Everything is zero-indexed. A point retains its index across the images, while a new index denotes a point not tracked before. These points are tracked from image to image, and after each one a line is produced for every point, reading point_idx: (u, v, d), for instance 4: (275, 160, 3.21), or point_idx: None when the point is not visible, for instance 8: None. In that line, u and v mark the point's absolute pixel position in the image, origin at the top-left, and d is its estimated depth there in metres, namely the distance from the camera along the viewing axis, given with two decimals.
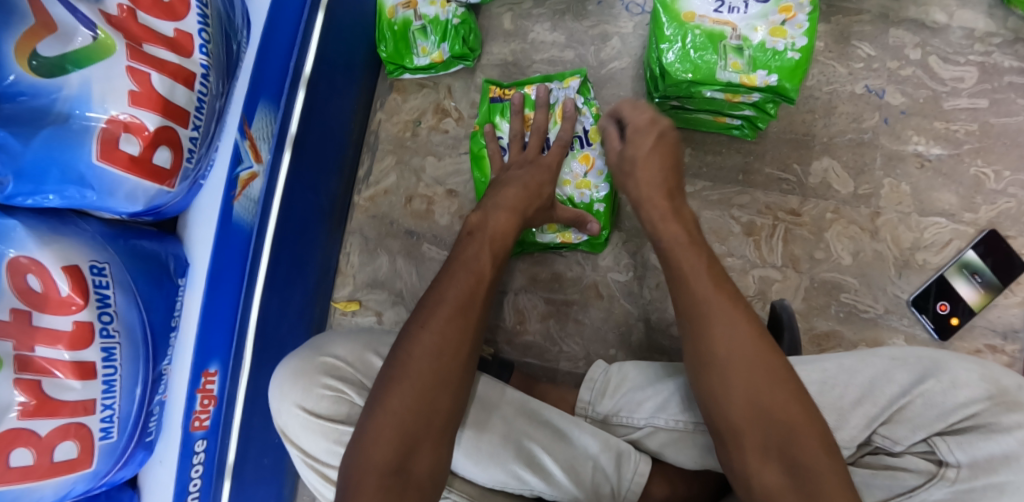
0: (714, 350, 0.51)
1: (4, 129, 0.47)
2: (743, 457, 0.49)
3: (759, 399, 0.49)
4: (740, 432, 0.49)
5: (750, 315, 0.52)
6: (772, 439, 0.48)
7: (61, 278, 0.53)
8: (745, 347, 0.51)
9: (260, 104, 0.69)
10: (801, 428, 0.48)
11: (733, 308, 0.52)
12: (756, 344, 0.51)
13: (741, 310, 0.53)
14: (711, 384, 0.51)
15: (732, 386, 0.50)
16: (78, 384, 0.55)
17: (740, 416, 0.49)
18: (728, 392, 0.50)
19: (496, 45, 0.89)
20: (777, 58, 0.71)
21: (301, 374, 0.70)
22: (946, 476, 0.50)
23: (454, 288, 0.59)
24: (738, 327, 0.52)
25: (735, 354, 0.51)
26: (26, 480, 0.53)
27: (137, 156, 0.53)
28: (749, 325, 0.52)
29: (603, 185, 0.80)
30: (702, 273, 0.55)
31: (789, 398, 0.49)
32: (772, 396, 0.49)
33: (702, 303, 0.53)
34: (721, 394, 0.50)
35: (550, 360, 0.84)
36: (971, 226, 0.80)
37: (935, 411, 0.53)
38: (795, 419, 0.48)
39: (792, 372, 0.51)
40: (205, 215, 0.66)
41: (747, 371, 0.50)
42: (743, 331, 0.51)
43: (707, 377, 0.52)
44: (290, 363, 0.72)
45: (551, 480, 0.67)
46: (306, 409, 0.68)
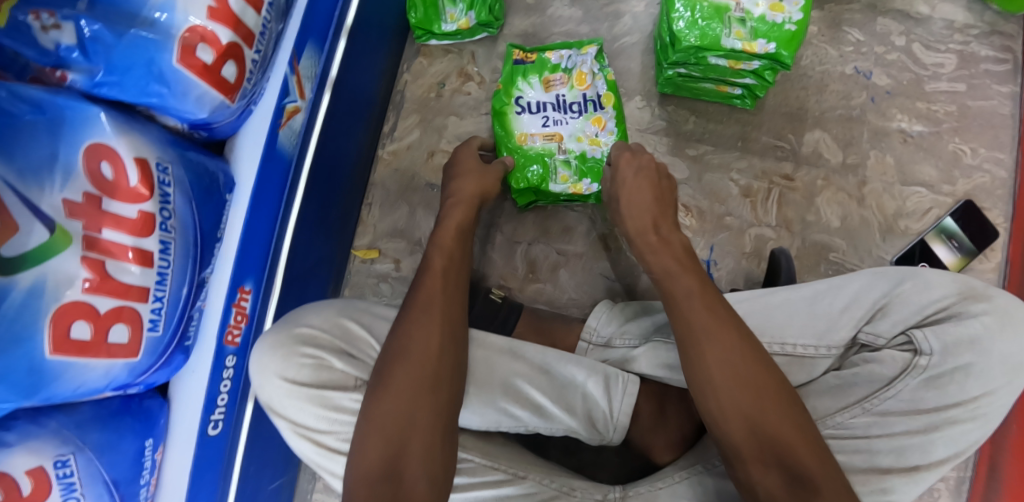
0: (715, 377, 0.59)
1: (101, 24, 0.54)
2: (746, 469, 0.57)
3: (753, 419, 0.57)
4: (739, 449, 0.57)
5: (738, 338, 0.60)
6: (768, 452, 0.56)
7: (132, 169, 0.59)
8: (744, 374, 0.58)
9: (308, 43, 0.75)
10: (796, 442, 0.56)
11: (726, 345, 0.60)
12: (753, 371, 0.59)
13: (737, 334, 0.60)
14: (712, 410, 0.59)
15: (730, 409, 0.58)
16: (136, 269, 0.60)
17: (737, 436, 0.57)
18: (723, 415, 0.58)
19: (518, 17, 0.96)
20: (776, 30, 0.79)
21: (278, 346, 0.70)
22: (920, 365, 0.61)
23: (418, 310, 0.70)
24: (729, 352, 0.60)
25: (727, 378, 0.59)
26: (84, 354, 0.58)
27: (209, 64, 0.60)
28: (747, 349, 0.60)
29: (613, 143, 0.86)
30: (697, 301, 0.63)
31: (784, 415, 0.57)
32: (768, 416, 0.57)
33: (697, 329, 0.61)
34: (721, 418, 0.59)
35: (557, 306, 0.90)
36: (949, 197, 0.87)
37: (911, 308, 0.64)
38: (789, 434, 0.56)
39: (783, 390, 0.58)
40: (251, 140, 0.72)
41: (735, 394, 0.58)
42: (743, 359, 0.59)
43: (704, 399, 0.60)
44: (266, 337, 0.71)
45: (544, 413, 0.74)
46: (288, 379, 0.68)
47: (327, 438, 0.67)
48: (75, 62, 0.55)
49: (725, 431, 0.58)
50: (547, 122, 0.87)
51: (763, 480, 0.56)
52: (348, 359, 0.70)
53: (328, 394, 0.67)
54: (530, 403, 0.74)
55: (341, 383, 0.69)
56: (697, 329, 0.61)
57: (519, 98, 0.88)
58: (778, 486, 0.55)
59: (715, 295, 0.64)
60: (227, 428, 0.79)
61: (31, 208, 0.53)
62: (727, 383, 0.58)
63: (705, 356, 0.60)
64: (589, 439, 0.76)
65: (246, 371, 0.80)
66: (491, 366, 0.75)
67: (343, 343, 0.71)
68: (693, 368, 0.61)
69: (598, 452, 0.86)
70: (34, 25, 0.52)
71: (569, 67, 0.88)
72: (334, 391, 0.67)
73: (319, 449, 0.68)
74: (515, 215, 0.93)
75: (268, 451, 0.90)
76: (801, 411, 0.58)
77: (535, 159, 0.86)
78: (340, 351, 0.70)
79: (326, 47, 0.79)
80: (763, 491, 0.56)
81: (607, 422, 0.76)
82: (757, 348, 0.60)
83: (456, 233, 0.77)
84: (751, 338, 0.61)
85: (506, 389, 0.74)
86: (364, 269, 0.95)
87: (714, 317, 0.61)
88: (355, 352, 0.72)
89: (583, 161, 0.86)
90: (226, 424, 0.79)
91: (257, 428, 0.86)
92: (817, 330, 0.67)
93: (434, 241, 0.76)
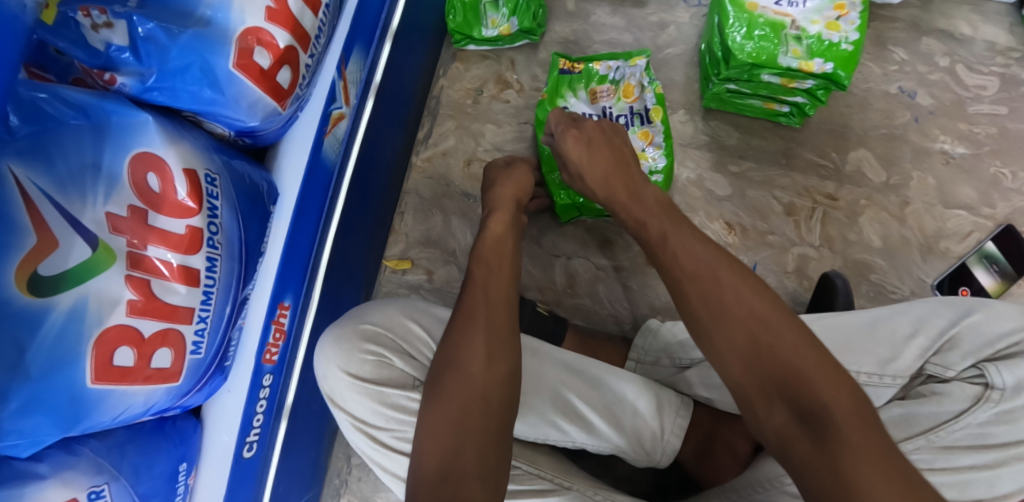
0: (699, 314, 0.56)
1: (155, 22, 0.49)
2: (755, 411, 0.52)
3: (751, 353, 0.53)
4: (745, 389, 0.53)
5: (729, 272, 0.57)
6: (773, 386, 0.51)
7: (181, 181, 0.55)
8: (733, 310, 0.55)
9: (356, 46, 0.72)
10: (804, 368, 0.51)
11: (702, 282, 0.57)
12: (743, 304, 0.55)
13: (724, 264, 0.57)
14: (708, 350, 0.56)
15: (725, 348, 0.54)
16: (183, 289, 0.56)
17: (740, 376, 0.53)
18: (723, 359, 0.54)
19: (559, 24, 0.95)
20: (832, 50, 0.77)
21: (343, 340, 0.74)
22: (991, 398, 0.59)
23: (464, 318, 0.69)
24: (721, 289, 0.56)
25: (718, 314, 0.55)
26: (125, 382, 0.53)
27: (265, 69, 0.55)
28: (742, 283, 0.56)
29: (661, 158, 0.84)
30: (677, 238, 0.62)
31: (792, 343, 0.52)
32: (768, 345, 0.52)
33: (679, 272, 0.59)
34: (716, 361, 0.55)
35: (597, 322, 0.89)
36: (990, 220, 0.87)
37: (981, 340, 0.63)
38: (794, 362, 0.51)
39: (792, 319, 0.54)
40: (297, 145, 0.68)
41: (731, 329, 0.54)
42: (732, 293, 0.55)
43: (701, 341, 0.56)
44: (331, 331, 0.76)
45: (591, 429, 0.73)
46: (350, 373, 0.73)
47: (382, 433, 0.72)
48: (125, 64, 0.50)
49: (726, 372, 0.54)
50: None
51: (773, 419, 0.51)
52: (409, 359, 0.75)
53: (388, 391, 0.71)
54: (579, 418, 0.73)
55: (401, 382, 0.73)
56: (680, 273, 0.59)
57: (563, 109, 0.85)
58: (787, 421, 0.50)
59: (690, 232, 0.63)
60: (261, 450, 0.75)
61: (72, 221, 0.48)
62: (713, 321, 0.55)
63: (687, 294, 0.58)
64: (635, 458, 0.75)
65: (280, 390, 0.77)
66: (546, 378, 0.75)
67: (403, 342, 0.76)
68: (684, 314, 0.58)
69: (638, 473, 0.84)
70: (84, 23, 0.48)
71: (617, 78, 0.86)
72: (393, 388, 0.71)
73: (374, 442, 0.72)
74: (554, 227, 0.92)
75: (296, 468, 0.86)
76: (811, 336, 0.53)
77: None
78: (401, 351, 0.75)
79: (372, 50, 0.75)
80: (774, 428, 0.51)
81: (656, 445, 0.76)
82: (752, 279, 0.56)
83: (495, 242, 0.77)
84: (743, 270, 0.57)
85: (557, 403, 0.73)
86: (394, 280, 0.92)
87: (698, 258, 0.59)
88: (414, 352, 0.76)
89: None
90: (260, 446, 0.75)
91: (289, 445, 0.83)
92: (881, 357, 0.66)
93: (474, 254, 0.76)
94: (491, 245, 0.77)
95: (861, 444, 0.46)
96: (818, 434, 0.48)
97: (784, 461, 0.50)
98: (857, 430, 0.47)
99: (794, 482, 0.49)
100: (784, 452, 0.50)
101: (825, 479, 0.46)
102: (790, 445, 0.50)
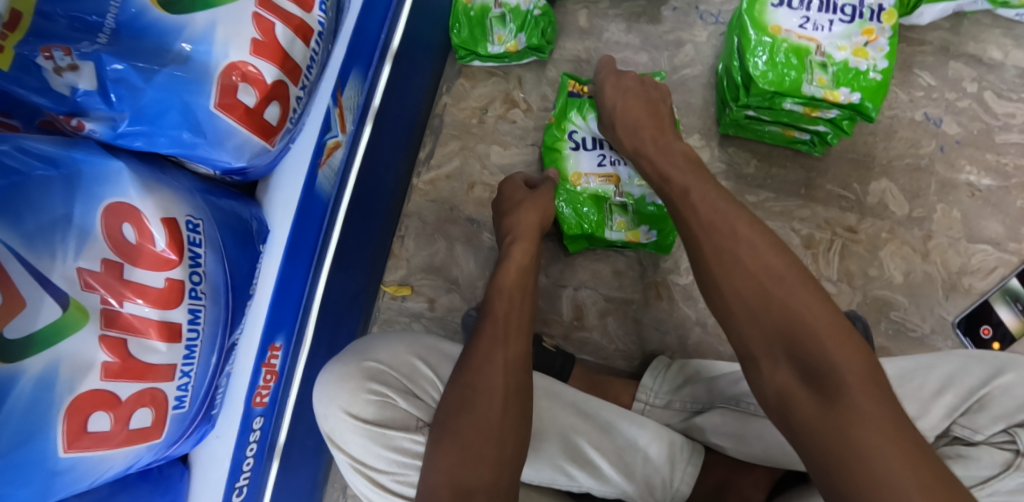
0: (713, 269, 0.55)
1: (125, 62, 0.45)
2: (758, 372, 0.50)
3: (761, 310, 0.51)
4: (750, 347, 0.51)
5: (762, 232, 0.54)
6: (780, 343, 0.49)
7: (159, 231, 0.50)
8: (748, 264, 0.53)
9: (353, 70, 0.66)
10: (816, 327, 0.48)
11: (719, 234, 0.56)
12: (758, 259, 0.53)
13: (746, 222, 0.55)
14: (718, 301, 0.54)
15: (734, 300, 0.52)
16: (163, 346, 0.51)
17: (748, 335, 0.51)
18: (734, 319, 0.52)
19: (570, 40, 0.90)
20: (860, 79, 0.73)
21: (346, 378, 0.70)
22: (1022, 465, 0.56)
23: (480, 357, 0.65)
24: (743, 247, 0.54)
25: (730, 271, 0.53)
26: (102, 446, 0.49)
27: (252, 107, 0.51)
28: (758, 240, 0.54)
29: None
30: (699, 197, 0.59)
31: (804, 301, 0.49)
32: (779, 301, 0.50)
33: (698, 231, 0.57)
34: (723, 316, 0.53)
35: (605, 358, 0.85)
36: (1015, 255, 0.83)
37: (1015, 402, 0.59)
38: (805, 319, 0.49)
39: (811, 281, 0.51)
40: (289, 179, 0.63)
41: (742, 286, 0.52)
42: (745, 248, 0.53)
43: (714, 299, 0.54)
44: (333, 367, 0.72)
45: (599, 474, 0.70)
46: (351, 414, 0.68)
47: (384, 476, 0.67)
48: (95, 109, 0.46)
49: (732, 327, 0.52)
50: (604, 161, 0.81)
51: (774, 377, 0.49)
52: (413, 400, 0.70)
53: (390, 434, 0.67)
54: (587, 463, 0.70)
55: (404, 423, 0.68)
56: (698, 222, 0.58)
57: (572, 132, 0.83)
58: (790, 379, 0.48)
59: (715, 189, 0.60)
60: (251, 494, 0.71)
61: (41, 279, 0.44)
62: (725, 273, 0.53)
63: (704, 248, 0.56)
64: None
65: (273, 431, 0.72)
66: (558, 421, 0.72)
67: (410, 382, 0.71)
68: (698, 268, 0.57)
69: None
70: (46, 66, 0.43)
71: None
72: (396, 431, 0.67)
73: (375, 486, 0.67)
74: (562, 257, 0.87)
75: None
76: (822, 293, 0.50)
77: (589, 200, 0.81)
78: (405, 391, 0.70)
79: (370, 74, 0.70)
80: (773, 387, 0.49)
81: (666, 494, 0.72)
82: (771, 236, 0.54)
83: (518, 273, 0.73)
84: (763, 233, 0.54)
85: (567, 448, 0.70)
86: (394, 307, 0.87)
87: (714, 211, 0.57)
88: (419, 391, 0.71)
89: (641, 207, 0.80)
90: (250, 489, 0.71)
91: (282, 484, 0.79)
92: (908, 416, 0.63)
93: (494, 284, 0.72)
94: (509, 274, 0.73)
95: (870, 411, 0.44)
96: (826, 395, 0.45)
97: (783, 421, 0.48)
98: (865, 392, 0.45)
99: (793, 442, 0.46)
100: (784, 414, 0.48)
101: (827, 443, 0.44)
102: (792, 404, 0.47)
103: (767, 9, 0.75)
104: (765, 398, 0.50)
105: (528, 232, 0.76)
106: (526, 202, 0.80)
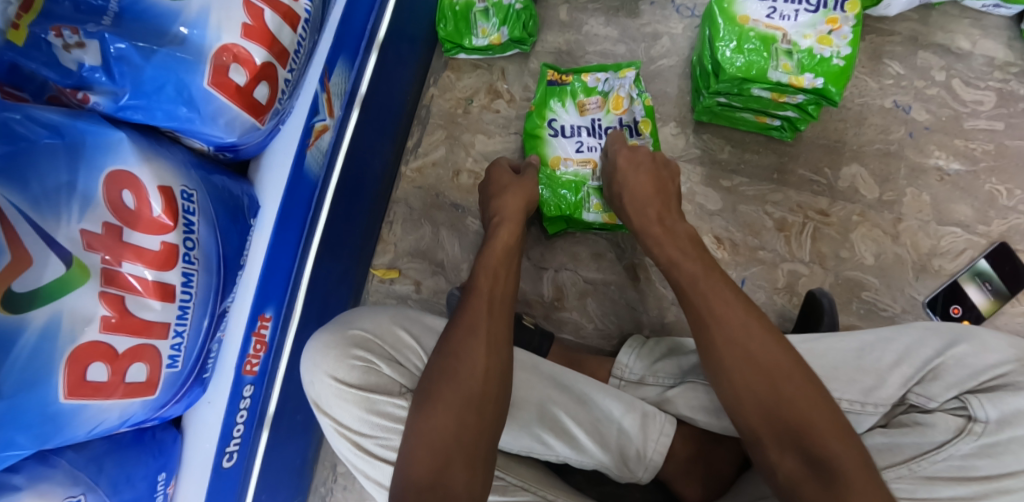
0: (723, 360, 0.60)
1: (127, 42, 0.49)
2: (765, 455, 0.56)
3: (767, 401, 0.57)
4: (757, 432, 0.57)
5: (764, 323, 0.60)
6: (785, 433, 0.55)
7: (156, 198, 0.55)
8: (754, 353, 0.59)
9: (340, 59, 0.71)
10: (815, 418, 0.54)
11: (728, 324, 0.61)
12: (763, 349, 0.59)
13: (751, 313, 0.61)
14: (728, 391, 0.59)
15: (746, 393, 0.58)
16: (158, 305, 0.55)
17: (755, 420, 0.57)
18: (742, 405, 0.58)
19: (552, 34, 0.94)
20: (823, 64, 0.76)
21: (332, 346, 0.74)
22: (973, 431, 0.58)
23: (464, 329, 0.69)
24: (748, 334, 0.60)
25: (737, 359, 0.59)
26: (100, 397, 0.53)
27: (242, 86, 0.55)
28: (762, 338, 0.59)
29: None
30: (703, 285, 0.65)
31: (802, 393, 0.56)
32: (783, 394, 0.56)
33: (706, 316, 0.62)
34: (733, 405, 0.59)
35: (584, 337, 0.88)
36: (984, 238, 0.86)
37: (966, 371, 0.61)
38: (807, 413, 0.55)
39: (809, 374, 0.57)
40: (279, 160, 0.68)
41: (749, 374, 0.58)
42: (749, 343, 0.59)
43: (720, 383, 0.60)
44: (321, 336, 0.76)
45: (575, 444, 0.72)
46: (337, 379, 0.72)
47: (367, 440, 0.71)
48: (98, 83, 0.50)
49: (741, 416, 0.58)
50: (581, 148, 0.86)
51: (783, 462, 0.55)
52: (396, 366, 0.74)
53: (374, 398, 0.71)
54: (563, 433, 0.73)
55: (387, 388, 0.73)
56: (707, 314, 0.62)
57: (551, 120, 0.87)
58: (797, 466, 0.53)
59: (721, 279, 0.65)
60: (241, 461, 0.75)
61: (46, 239, 0.48)
62: (734, 364, 0.59)
63: (714, 339, 0.61)
64: (619, 476, 0.74)
65: (262, 401, 0.76)
66: (534, 391, 0.75)
67: (393, 350, 0.76)
68: (705, 355, 0.62)
69: (622, 487, 0.84)
70: (56, 43, 0.48)
71: (605, 91, 0.86)
72: (379, 395, 0.71)
73: (358, 449, 0.71)
74: (542, 240, 0.91)
75: (282, 475, 0.86)
76: (818, 387, 0.56)
77: (567, 185, 0.85)
78: (389, 358, 0.74)
79: (357, 63, 0.75)
80: (782, 474, 0.54)
81: (640, 463, 0.74)
82: (773, 329, 0.60)
83: (504, 253, 0.77)
84: (763, 330, 0.60)
85: (542, 417, 0.73)
86: (382, 289, 0.92)
87: (717, 304, 0.62)
88: (402, 359, 0.76)
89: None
90: (241, 456, 0.74)
91: (272, 454, 0.82)
92: (864, 386, 0.64)
93: (479, 260, 0.76)
94: (494, 250, 0.77)
95: (867, 494, 0.50)
96: (828, 481, 0.51)
97: None
98: (859, 476, 0.51)
99: None
100: (791, 498, 0.53)
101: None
102: (800, 489, 0.53)
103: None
104: (771, 478, 0.56)
105: (515, 215, 0.79)
106: (514, 187, 0.83)
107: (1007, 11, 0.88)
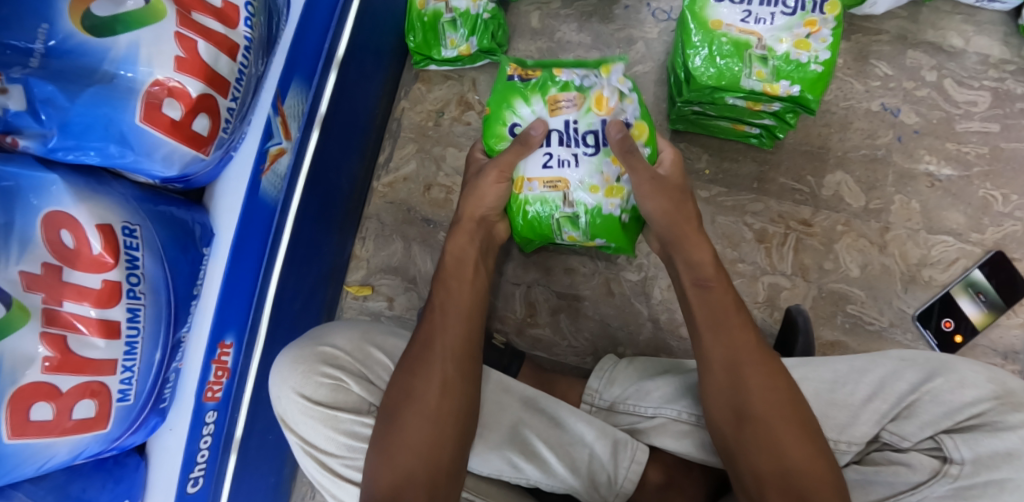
0: (751, 404, 0.57)
1: (53, 85, 0.49)
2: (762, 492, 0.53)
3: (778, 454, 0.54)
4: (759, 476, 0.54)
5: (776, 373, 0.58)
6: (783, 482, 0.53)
7: (95, 236, 0.54)
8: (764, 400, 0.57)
9: (293, 81, 0.70)
10: (804, 471, 0.53)
11: (737, 365, 0.59)
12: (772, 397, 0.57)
13: (772, 368, 0.59)
14: (745, 435, 0.56)
15: (759, 439, 0.55)
16: (102, 342, 0.55)
17: (762, 466, 0.54)
18: (753, 449, 0.55)
19: (524, 42, 0.93)
20: (800, 70, 0.73)
21: (300, 362, 0.70)
22: (949, 473, 0.54)
23: (423, 346, 0.65)
24: (772, 383, 0.58)
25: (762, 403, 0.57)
26: (46, 435, 0.53)
27: (177, 121, 0.54)
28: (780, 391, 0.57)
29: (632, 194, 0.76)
30: (732, 322, 0.62)
31: (791, 441, 0.54)
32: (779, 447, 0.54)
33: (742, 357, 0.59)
34: (742, 448, 0.56)
35: (557, 354, 0.87)
36: (977, 246, 0.81)
37: (942, 409, 0.57)
38: (804, 465, 0.53)
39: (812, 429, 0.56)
40: (232, 185, 0.67)
41: (766, 421, 0.56)
42: (766, 392, 0.57)
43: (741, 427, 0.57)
44: (290, 351, 0.72)
45: (546, 467, 0.67)
46: (303, 396, 0.68)
47: (333, 460, 0.67)
48: (26, 126, 0.50)
49: (748, 463, 0.55)
50: (551, 162, 0.75)
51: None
52: (366, 384, 0.70)
53: (341, 417, 0.67)
54: (534, 456, 0.67)
55: (356, 407, 0.69)
56: (740, 355, 0.59)
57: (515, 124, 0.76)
58: None
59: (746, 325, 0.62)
60: (208, 484, 0.74)
61: None
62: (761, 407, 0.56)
63: (745, 385, 0.58)
64: None
65: (228, 424, 0.75)
66: (507, 413, 0.70)
67: (364, 368, 0.72)
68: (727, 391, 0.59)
69: None
70: None
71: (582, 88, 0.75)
72: (347, 414, 0.67)
73: (324, 471, 0.67)
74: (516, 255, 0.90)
75: (253, 496, 0.86)
76: (818, 441, 0.55)
77: (536, 209, 0.77)
78: (360, 376, 0.70)
79: (314, 83, 0.74)
80: None
81: (612, 490, 0.69)
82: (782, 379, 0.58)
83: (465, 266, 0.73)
84: (781, 382, 0.58)
85: (513, 438, 0.68)
86: (356, 307, 0.91)
87: (744, 350, 0.60)
88: (373, 378, 0.72)
89: (594, 219, 0.76)
90: (207, 480, 0.74)
91: (240, 477, 0.81)
92: (838, 422, 0.61)
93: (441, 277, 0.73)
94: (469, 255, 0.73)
95: None
96: None
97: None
98: None
99: None
100: None
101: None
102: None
103: (707, 4, 0.75)
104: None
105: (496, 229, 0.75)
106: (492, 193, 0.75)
107: (1002, 6, 0.83)
